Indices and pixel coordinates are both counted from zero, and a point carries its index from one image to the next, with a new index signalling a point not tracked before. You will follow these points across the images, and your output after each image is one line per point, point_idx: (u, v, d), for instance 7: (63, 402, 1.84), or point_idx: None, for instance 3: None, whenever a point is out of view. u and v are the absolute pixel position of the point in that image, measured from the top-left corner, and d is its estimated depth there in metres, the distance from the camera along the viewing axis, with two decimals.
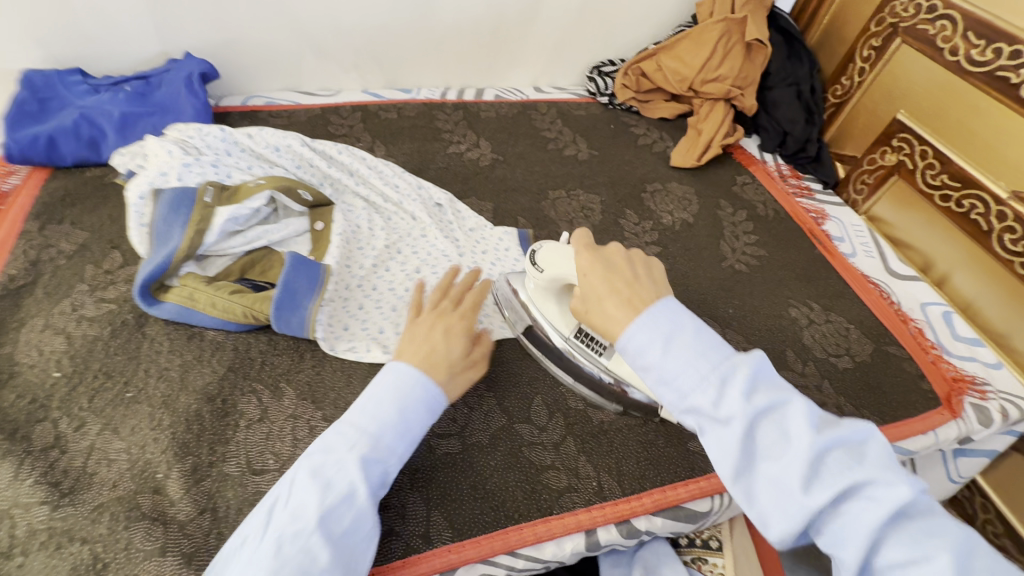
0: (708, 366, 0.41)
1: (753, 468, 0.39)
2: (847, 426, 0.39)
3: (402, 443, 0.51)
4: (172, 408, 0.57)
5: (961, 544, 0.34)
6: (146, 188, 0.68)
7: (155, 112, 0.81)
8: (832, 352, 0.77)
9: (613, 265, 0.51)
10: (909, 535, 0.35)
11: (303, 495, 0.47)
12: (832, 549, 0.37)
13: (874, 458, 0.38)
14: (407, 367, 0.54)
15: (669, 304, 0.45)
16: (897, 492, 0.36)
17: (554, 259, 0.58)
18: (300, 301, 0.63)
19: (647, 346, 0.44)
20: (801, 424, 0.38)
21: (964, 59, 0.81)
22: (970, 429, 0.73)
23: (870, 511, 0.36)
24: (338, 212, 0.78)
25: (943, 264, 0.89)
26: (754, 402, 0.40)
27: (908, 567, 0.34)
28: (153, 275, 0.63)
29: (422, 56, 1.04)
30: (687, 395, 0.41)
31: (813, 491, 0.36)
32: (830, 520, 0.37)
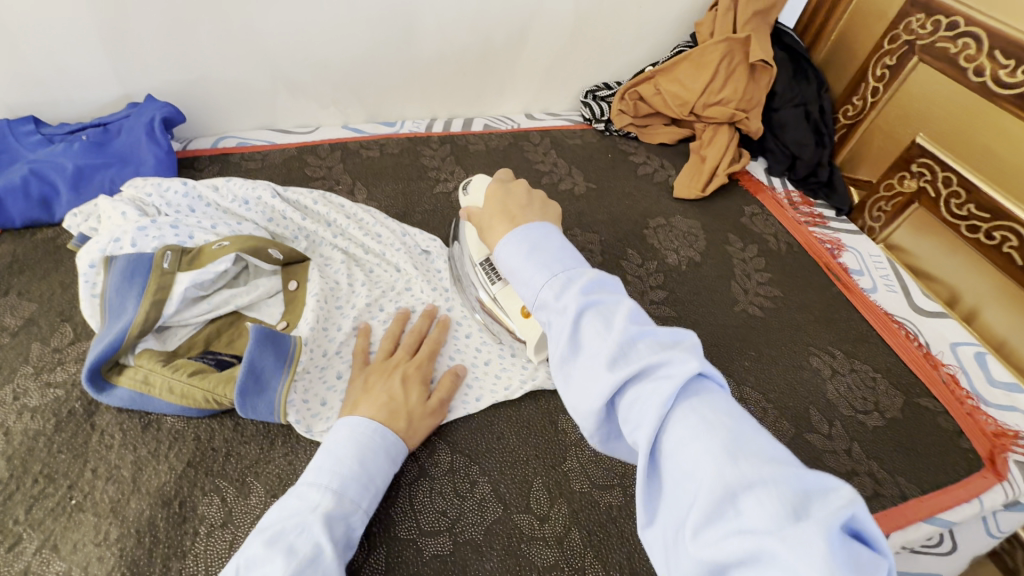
0: (551, 269, 0.48)
1: (576, 358, 0.43)
2: (668, 332, 0.42)
3: (365, 498, 0.49)
4: (121, 517, 0.50)
5: (742, 428, 0.35)
6: (97, 256, 0.62)
7: (114, 163, 0.75)
8: (859, 408, 0.70)
9: (512, 196, 0.59)
10: (697, 413, 0.36)
11: (264, 570, 0.40)
12: (634, 432, 0.39)
13: (682, 349, 0.41)
14: (366, 420, 0.53)
15: (542, 225, 0.52)
16: (686, 368, 0.38)
17: (479, 189, 0.65)
18: (267, 381, 0.56)
19: (512, 251, 0.51)
20: (622, 317, 0.42)
21: (990, 80, 0.75)
22: (1019, 492, 0.65)
23: (658, 386, 0.37)
24: (314, 269, 0.71)
25: (972, 298, 0.82)
26: (588, 297, 0.44)
27: (687, 444, 0.35)
28: (103, 357, 0.57)
29: (405, 87, 0.98)
30: (539, 293, 0.47)
31: (616, 368, 0.40)
32: (629, 404, 0.39)
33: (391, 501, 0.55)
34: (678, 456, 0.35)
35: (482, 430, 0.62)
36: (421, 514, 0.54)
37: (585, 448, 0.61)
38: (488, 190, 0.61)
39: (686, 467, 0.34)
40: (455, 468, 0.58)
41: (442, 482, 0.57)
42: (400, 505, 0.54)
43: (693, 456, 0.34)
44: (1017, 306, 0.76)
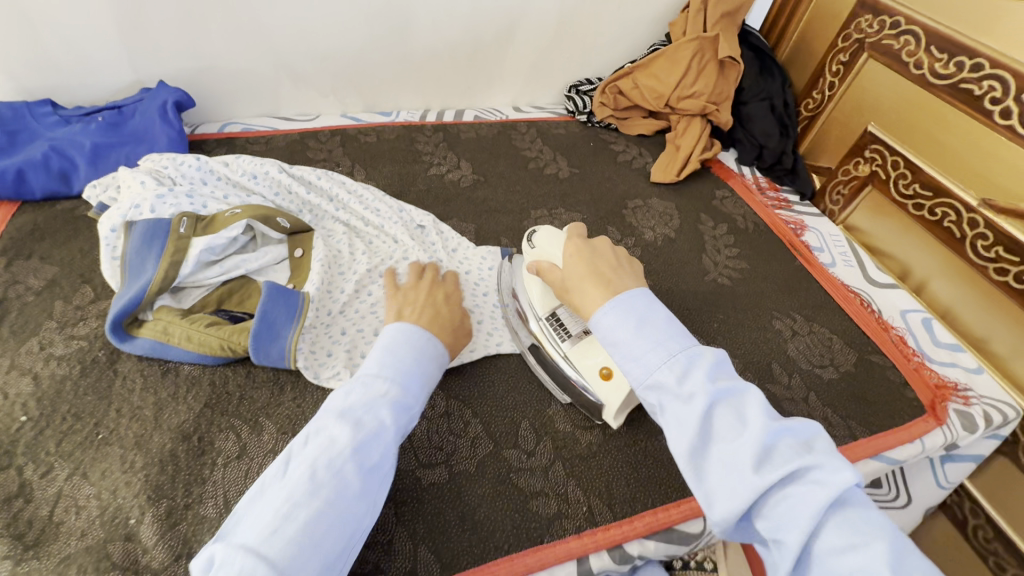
0: (667, 349, 0.49)
1: (708, 450, 0.44)
2: (799, 422, 0.45)
3: (423, 392, 0.55)
4: (145, 449, 0.55)
5: (897, 543, 0.37)
6: (118, 221, 0.67)
7: (128, 142, 0.81)
8: (816, 363, 0.77)
9: (600, 255, 0.60)
10: (845, 522, 0.39)
11: (333, 434, 0.48)
12: (774, 529, 0.41)
13: (820, 449, 0.43)
14: (419, 327, 0.59)
15: (643, 292, 0.54)
16: (838, 479, 0.40)
17: (547, 241, 0.67)
18: (278, 332, 0.61)
19: (615, 324, 0.52)
20: (756, 412, 0.44)
21: (928, 72, 0.84)
22: (956, 436, 0.73)
23: (815, 491, 0.40)
24: (317, 238, 0.76)
25: (920, 271, 0.90)
26: (716, 385, 0.46)
27: (847, 551, 0.37)
28: (125, 311, 0.62)
29: (400, 79, 1.04)
30: (654, 373, 0.48)
31: (763, 472, 0.41)
32: (773, 505, 0.41)
33: None
34: (831, 562, 0.38)
35: (475, 380, 0.67)
36: (419, 449, 0.60)
37: (568, 394, 0.67)
38: (567, 247, 0.62)
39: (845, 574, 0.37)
40: (450, 410, 0.64)
41: (438, 423, 0.62)
42: (400, 441, 0.60)
43: (853, 563, 0.37)
44: (992, 303, 0.80)
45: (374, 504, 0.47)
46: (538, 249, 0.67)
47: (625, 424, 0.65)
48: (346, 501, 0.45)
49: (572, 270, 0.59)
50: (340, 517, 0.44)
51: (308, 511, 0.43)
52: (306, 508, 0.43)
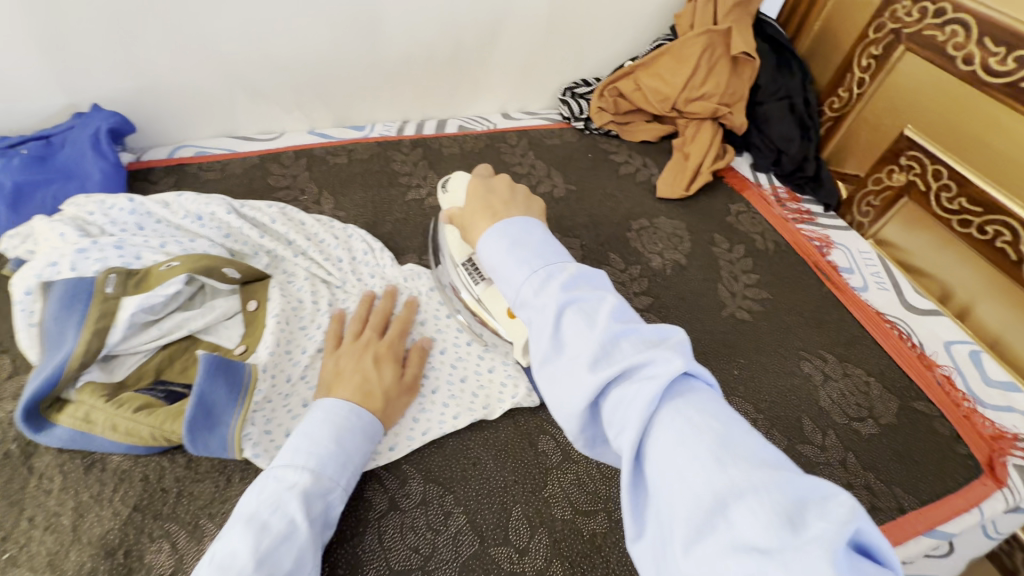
0: (532, 265, 0.44)
1: (560, 357, 0.40)
2: (652, 326, 0.39)
3: (343, 475, 0.49)
4: (58, 572, 0.46)
5: (732, 431, 0.33)
6: (33, 282, 0.57)
7: (56, 178, 0.70)
8: (854, 416, 0.67)
9: (494, 190, 0.53)
10: (683, 418, 0.34)
11: (237, 559, 0.39)
12: (618, 434, 0.36)
13: (667, 346, 0.38)
14: (340, 401, 0.52)
15: (526, 220, 0.48)
16: (673, 368, 0.35)
17: (456, 188, 0.60)
18: (219, 417, 0.52)
19: (493, 247, 0.46)
20: (606, 314, 0.39)
21: (979, 68, 0.72)
22: (1019, 498, 0.63)
23: (645, 385, 0.35)
24: (275, 287, 0.66)
25: (965, 294, 0.79)
26: (570, 293, 0.41)
27: (676, 447, 0.33)
28: (40, 394, 0.52)
29: (374, 90, 0.93)
30: (520, 291, 0.43)
31: (599, 369, 0.37)
32: (613, 408, 0.37)
33: (359, 538, 0.51)
34: (663, 461, 0.33)
35: (458, 456, 0.58)
36: (392, 552, 0.50)
37: (567, 470, 0.58)
38: (467, 185, 0.56)
39: (674, 470, 0.32)
40: (428, 499, 0.54)
41: (413, 516, 0.53)
42: (368, 543, 0.51)
43: (683, 460, 0.32)
44: (1011, 298, 0.74)
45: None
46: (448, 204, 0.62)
47: None
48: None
49: (465, 208, 0.53)
50: None
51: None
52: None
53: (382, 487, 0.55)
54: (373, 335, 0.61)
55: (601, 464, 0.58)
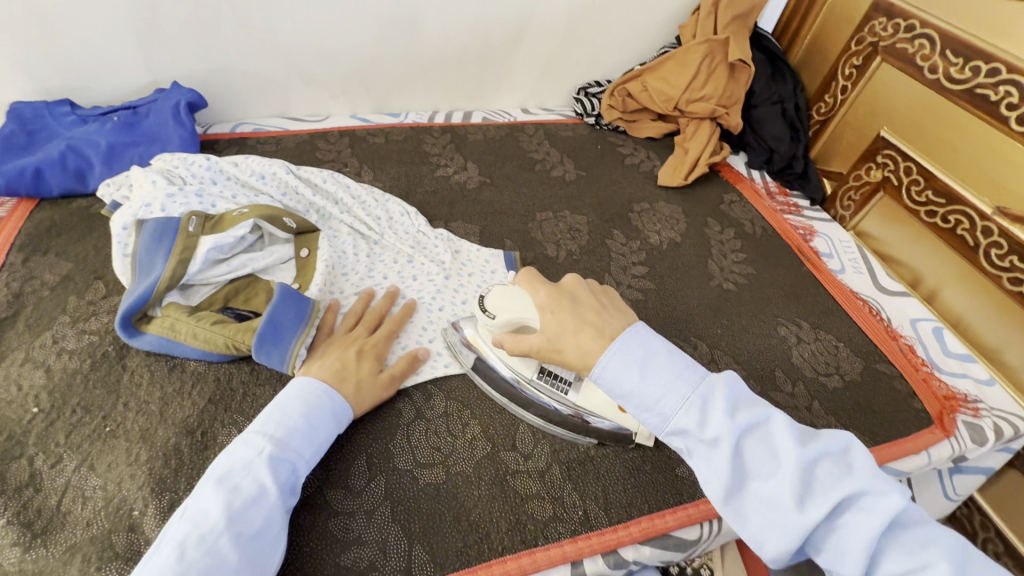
0: (675, 387, 0.47)
1: (743, 486, 0.44)
2: (830, 437, 0.44)
3: (309, 448, 0.53)
4: (150, 443, 0.57)
5: (937, 534, 0.39)
6: (129, 219, 0.68)
7: (142, 142, 0.82)
8: (822, 372, 0.76)
9: (578, 300, 0.57)
10: (902, 545, 0.39)
11: (209, 513, 0.44)
12: (835, 565, 0.41)
13: (861, 469, 0.42)
14: (312, 381, 0.57)
15: (640, 330, 0.52)
16: (892, 502, 0.40)
17: (500, 302, 0.60)
18: (283, 334, 0.62)
19: (619, 368, 0.49)
20: (785, 437, 0.43)
21: (942, 77, 0.82)
22: (965, 448, 0.71)
23: (865, 522, 0.40)
24: (324, 239, 0.77)
25: (933, 279, 0.88)
26: (737, 419, 0.45)
27: (909, 575, 0.38)
28: (134, 307, 0.63)
29: (410, 81, 1.05)
30: (671, 419, 0.47)
31: (807, 509, 0.41)
32: (828, 537, 0.41)
33: (391, 436, 0.61)
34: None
35: (475, 382, 0.68)
36: (418, 448, 0.60)
37: None
38: (539, 299, 0.58)
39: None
40: (449, 411, 0.64)
41: (437, 423, 0.63)
42: (398, 440, 0.61)
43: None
44: (1009, 315, 0.78)
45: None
46: (501, 317, 0.59)
47: None
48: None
49: (557, 322, 0.55)
50: None
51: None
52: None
53: (411, 401, 0.65)
54: (362, 331, 0.66)
55: None
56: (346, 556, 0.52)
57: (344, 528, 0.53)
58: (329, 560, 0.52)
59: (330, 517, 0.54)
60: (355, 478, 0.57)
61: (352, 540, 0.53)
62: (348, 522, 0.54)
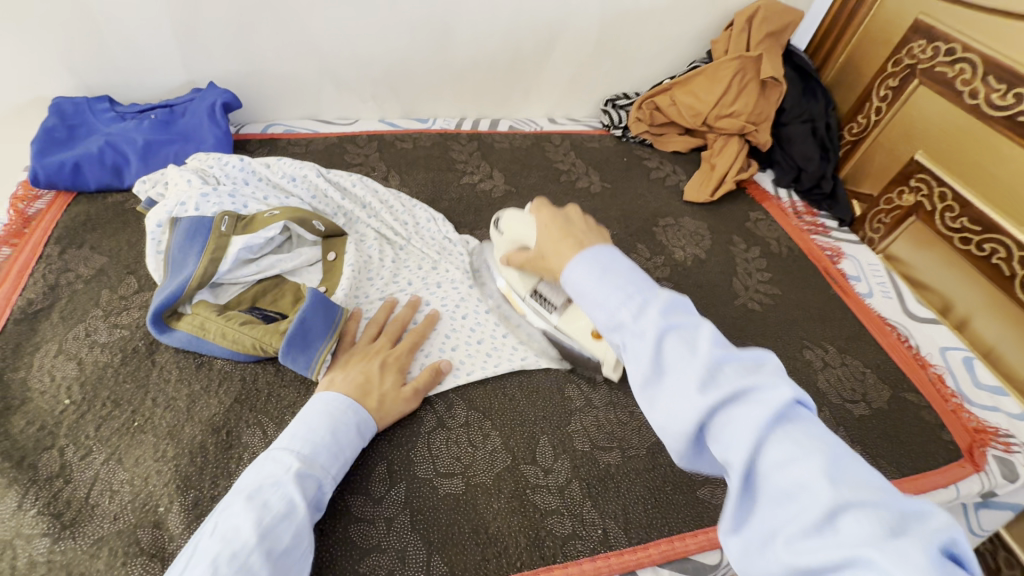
0: (628, 288, 0.42)
1: (658, 381, 0.38)
2: (748, 350, 0.39)
3: (334, 465, 0.53)
4: (177, 439, 0.57)
5: (838, 451, 0.33)
6: (164, 217, 0.69)
7: (177, 139, 0.83)
8: (848, 398, 0.75)
9: (573, 222, 0.53)
10: (791, 437, 0.33)
11: (241, 529, 0.44)
12: (723, 452, 0.35)
13: (767, 372, 0.37)
14: (338, 396, 0.57)
15: (610, 249, 0.46)
16: (781, 394, 0.35)
17: (518, 228, 0.66)
18: (312, 341, 0.63)
19: (583, 275, 0.45)
20: (706, 340, 0.38)
21: (982, 103, 0.81)
22: (996, 483, 0.69)
23: (754, 411, 0.34)
24: (350, 243, 0.78)
25: (964, 307, 0.86)
26: (668, 319, 0.39)
27: (790, 465, 0.32)
28: (166, 303, 0.64)
29: (439, 88, 1.06)
30: (615, 313, 0.41)
31: (707, 392, 0.36)
32: (721, 427, 0.35)
33: (411, 444, 0.61)
34: (774, 477, 0.33)
35: (496, 393, 0.68)
36: (438, 458, 0.60)
37: (588, 413, 0.67)
38: (541, 220, 0.56)
39: (788, 489, 0.32)
40: (470, 422, 0.64)
41: (457, 433, 0.63)
42: (419, 449, 0.61)
43: (795, 477, 0.32)
44: None
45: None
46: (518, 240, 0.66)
47: (645, 447, 0.64)
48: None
49: (545, 237, 0.53)
50: None
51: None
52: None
53: (432, 409, 0.65)
54: (384, 343, 0.67)
55: (618, 412, 0.67)
56: (365, 564, 0.52)
57: (364, 535, 0.54)
58: (349, 566, 0.52)
59: (350, 523, 0.54)
60: (375, 484, 0.57)
61: (371, 547, 0.53)
62: (368, 529, 0.54)
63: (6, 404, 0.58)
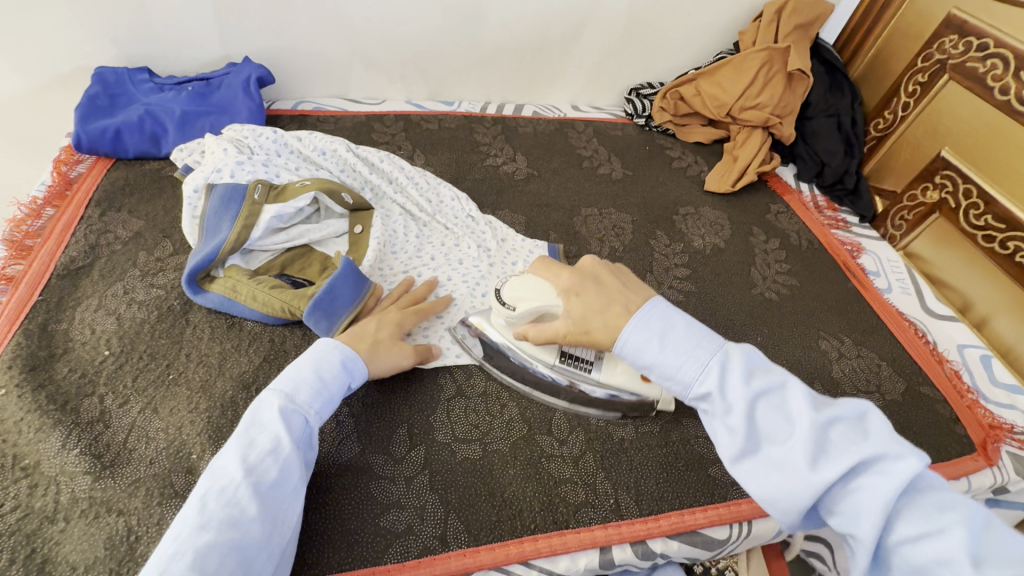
0: (702, 353, 0.47)
1: (758, 450, 0.43)
2: (847, 405, 0.43)
3: (317, 402, 0.54)
4: (209, 393, 0.60)
5: (977, 519, 0.36)
6: (201, 183, 0.72)
7: (213, 111, 0.86)
8: (862, 388, 0.75)
9: (603, 282, 0.55)
10: (920, 510, 0.37)
11: (227, 469, 0.46)
12: (848, 525, 0.40)
13: (875, 431, 0.41)
14: (331, 340, 0.59)
15: (658, 302, 0.51)
16: (907, 463, 0.38)
17: (520, 290, 0.59)
18: (337, 307, 0.65)
19: (642, 340, 0.49)
20: (801, 405, 0.43)
21: (1013, 99, 0.80)
22: (1008, 479, 0.70)
23: (880, 484, 0.38)
24: (376, 217, 0.80)
25: (984, 306, 0.85)
26: (753, 385, 0.44)
27: (923, 540, 0.36)
28: (201, 266, 0.66)
29: (466, 72, 1.07)
30: (698, 385, 0.46)
31: (820, 468, 0.40)
32: (841, 499, 0.40)
33: (431, 410, 0.63)
34: (911, 552, 0.37)
35: None
36: (456, 424, 0.62)
37: None
38: (561, 280, 0.57)
39: (925, 564, 0.36)
40: (488, 391, 0.66)
41: (475, 401, 0.65)
42: (438, 414, 0.63)
43: (932, 553, 0.35)
44: None
45: (276, 529, 0.46)
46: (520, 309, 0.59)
47: (658, 424, 0.65)
48: (242, 526, 0.43)
49: (586, 313, 0.53)
50: (237, 544, 0.42)
51: (198, 544, 0.41)
52: (198, 539, 0.41)
53: (451, 377, 0.67)
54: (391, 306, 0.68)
55: None
56: (384, 518, 0.54)
57: (384, 492, 0.56)
58: (369, 520, 0.54)
59: (371, 480, 0.56)
60: (396, 446, 0.59)
61: (391, 503, 0.55)
62: (388, 486, 0.56)
63: (49, 352, 0.61)
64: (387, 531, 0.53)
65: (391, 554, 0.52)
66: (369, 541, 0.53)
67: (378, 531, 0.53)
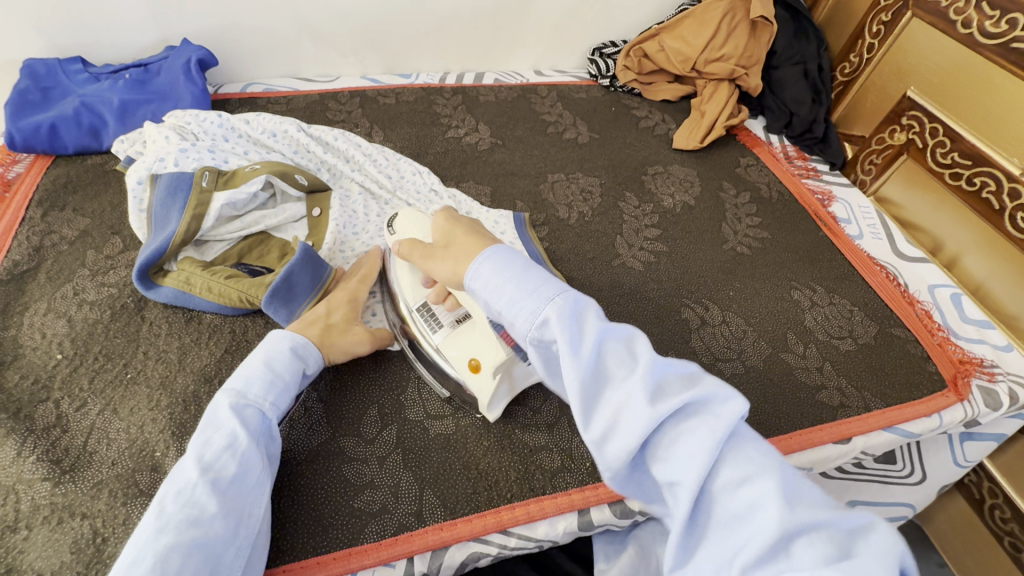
0: (547, 288, 0.42)
1: (600, 395, 0.39)
2: (680, 361, 0.40)
3: (271, 393, 0.53)
4: (170, 389, 0.58)
5: (789, 474, 0.36)
6: (144, 174, 0.69)
7: (155, 99, 0.82)
8: (834, 335, 0.75)
9: (474, 226, 0.54)
10: (744, 458, 0.35)
11: (184, 471, 0.46)
12: (671, 470, 0.37)
13: (705, 382, 0.39)
14: (284, 331, 0.58)
15: (509, 247, 0.46)
16: (730, 406, 0.37)
17: (408, 224, 0.62)
18: (295, 295, 0.63)
19: (495, 275, 0.44)
20: (644, 350, 0.40)
21: (976, 31, 0.78)
22: (979, 412, 0.71)
23: (706, 425, 0.36)
24: (335, 198, 0.77)
25: (954, 245, 0.85)
26: (601, 326, 0.40)
27: (741, 486, 0.34)
28: (151, 260, 0.64)
29: (421, 41, 1.03)
30: (534, 317, 0.41)
31: (657, 406, 0.37)
32: (670, 444, 0.37)
33: (401, 389, 0.62)
34: (729, 500, 0.35)
35: None
36: (428, 401, 0.61)
37: None
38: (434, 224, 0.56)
39: (739, 510, 0.34)
40: None
41: None
42: (408, 393, 0.62)
43: (747, 499, 0.34)
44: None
45: (242, 522, 0.45)
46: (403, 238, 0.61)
47: None
48: (204, 524, 0.42)
49: (448, 236, 0.53)
50: (200, 542, 0.42)
51: (158, 547, 0.40)
52: (158, 543, 0.40)
53: None
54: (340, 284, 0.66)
55: None
56: (360, 499, 0.53)
57: (357, 473, 0.55)
58: (344, 502, 0.53)
59: (342, 464, 0.56)
60: (367, 426, 0.59)
61: (364, 484, 0.54)
62: (361, 468, 0.55)
63: None
64: (362, 512, 0.53)
65: (368, 535, 0.51)
66: (345, 523, 0.52)
67: (353, 512, 0.53)
